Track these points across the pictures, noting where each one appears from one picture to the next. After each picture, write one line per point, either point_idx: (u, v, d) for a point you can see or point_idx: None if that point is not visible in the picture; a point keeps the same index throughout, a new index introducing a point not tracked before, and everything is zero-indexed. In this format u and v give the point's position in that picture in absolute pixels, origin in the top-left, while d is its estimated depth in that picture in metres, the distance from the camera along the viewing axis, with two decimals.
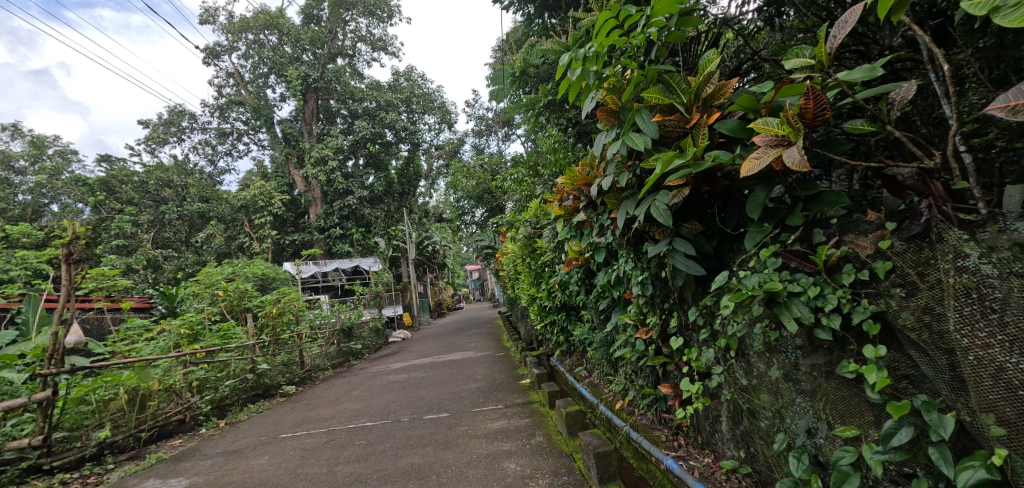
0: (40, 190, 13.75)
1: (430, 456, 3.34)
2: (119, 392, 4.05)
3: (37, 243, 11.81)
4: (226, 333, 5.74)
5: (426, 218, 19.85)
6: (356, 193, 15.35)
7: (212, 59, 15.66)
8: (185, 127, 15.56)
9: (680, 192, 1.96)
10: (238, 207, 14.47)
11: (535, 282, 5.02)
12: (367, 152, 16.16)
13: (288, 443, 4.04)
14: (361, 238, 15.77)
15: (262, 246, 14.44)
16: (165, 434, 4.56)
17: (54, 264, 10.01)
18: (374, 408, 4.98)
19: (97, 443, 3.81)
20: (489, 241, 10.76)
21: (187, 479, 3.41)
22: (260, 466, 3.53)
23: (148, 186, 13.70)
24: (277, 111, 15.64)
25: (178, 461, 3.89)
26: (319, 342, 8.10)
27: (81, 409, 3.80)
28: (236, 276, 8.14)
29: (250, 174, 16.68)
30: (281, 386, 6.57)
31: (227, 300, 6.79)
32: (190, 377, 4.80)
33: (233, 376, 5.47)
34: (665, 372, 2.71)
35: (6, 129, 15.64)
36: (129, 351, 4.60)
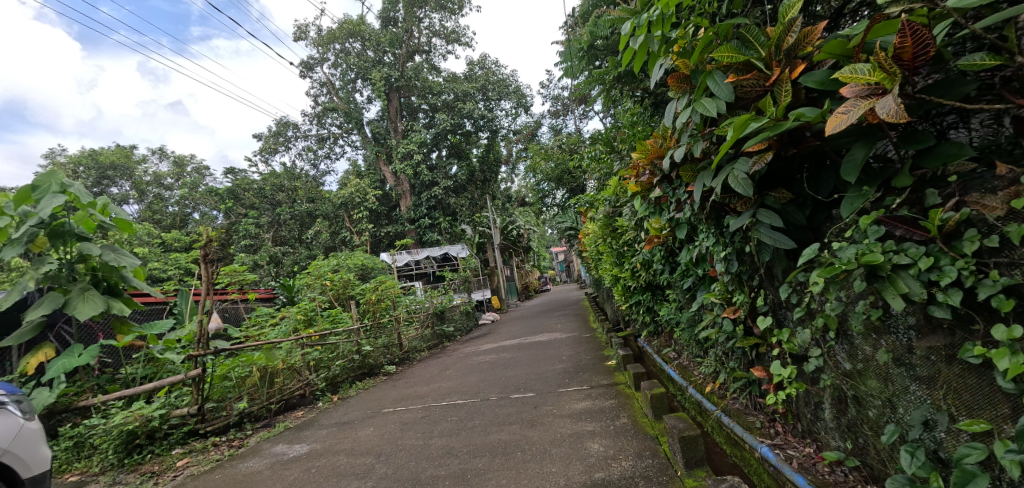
0: (185, 202, 16.28)
1: (516, 433, 3.45)
2: (252, 370, 4.69)
3: (185, 247, 14.07)
4: (335, 317, 6.40)
5: (508, 203, 20.24)
6: (441, 183, 16.12)
7: (307, 72, 17.15)
8: (291, 135, 17.36)
9: (761, 158, 1.78)
10: (340, 204, 15.90)
11: (616, 262, 4.91)
12: (450, 144, 16.87)
13: (390, 417, 4.43)
14: (449, 227, 16.63)
15: (361, 239, 15.74)
16: (291, 406, 5.24)
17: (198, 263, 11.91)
18: (465, 387, 5.26)
19: (237, 412, 4.49)
20: (571, 222, 10.67)
21: (308, 446, 3.90)
22: (367, 436, 3.92)
23: (265, 192, 15.60)
24: (365, 113, 16.78)
25: (302, 430, 4.46)
26: (415, 325, 8.75)
27: (225, 384, 4.48)
28: (340, 267, 8.97)
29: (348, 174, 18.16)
30: (383, 366, 7.22)
31: (334, 289, 7.59)
32: (308, 357, 5.47)
33: (343, 356, 6.13)
34: (758, 354, 2.50)
35: (156, 153, 18.72)
36: (259, 335, 5.37)
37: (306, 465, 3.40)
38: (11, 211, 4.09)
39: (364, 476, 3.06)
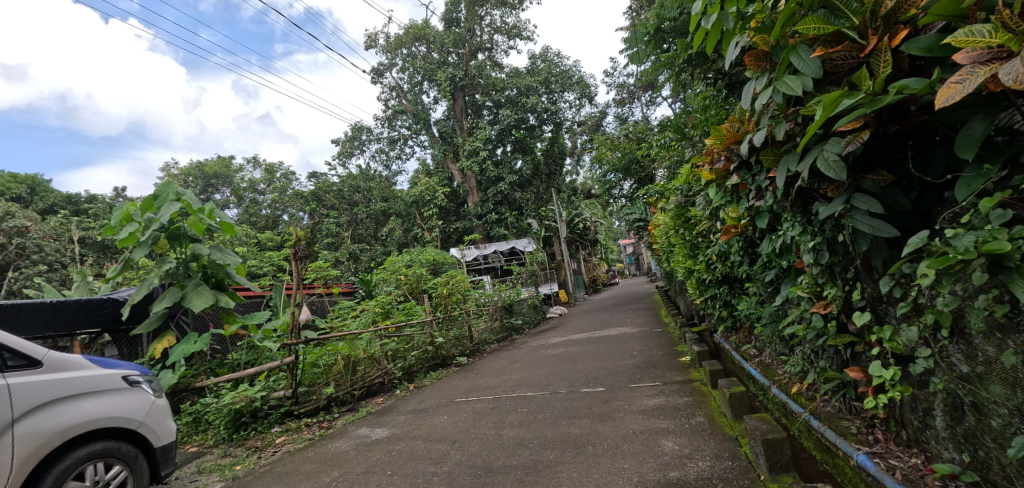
0: (275, 205, 17.82)
1: (586, 427, 3.44)
2: (338, 358, 5.05)
3: (277, 246, 15.42)
4: (409, 310, 6.71)
5: (574, 196, 20.04)
6: (507, 178, 16.33)
7: (378, 78, 18.02)
8: (365, 139, 18.33)
9: (856, 137, 1.61)
10: (411, 202, 16.60)
11: (690, 254, 4.69)
12: (514, 139, 17.00)
13: (463, 407, 4.58)
14: (515, 221, 16.82)
15: (432, 235, 16.32)
16: (372, 392, 5.59)
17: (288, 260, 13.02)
18: (534, 380, 5.31)
19: (326, 397, 4.86)
20: (639, 213, 10.36)
21: (388, 430, 4.14)
22: (442, 424, 4.09)
23: (344, 193, 16.66)
24: (432, 113, 17.33)
25: (382, 415, 4.74)
26: (484, 318, 8.95)
27: (314, 370, 4.86)
28: (413, 262, 9.36)
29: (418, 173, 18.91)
30: (455, 357, 7.48)
31: (408, 283, 7.98)
32: (386, 347, 5.79)
33: (418, 348, 6.43)
34: (853, 353, 2.28)
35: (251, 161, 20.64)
36: (342, 326, 5.77)
37: (387, 449, 3.61)
38: (139, 219, 4.72)
39: (440, 461, 3.19)
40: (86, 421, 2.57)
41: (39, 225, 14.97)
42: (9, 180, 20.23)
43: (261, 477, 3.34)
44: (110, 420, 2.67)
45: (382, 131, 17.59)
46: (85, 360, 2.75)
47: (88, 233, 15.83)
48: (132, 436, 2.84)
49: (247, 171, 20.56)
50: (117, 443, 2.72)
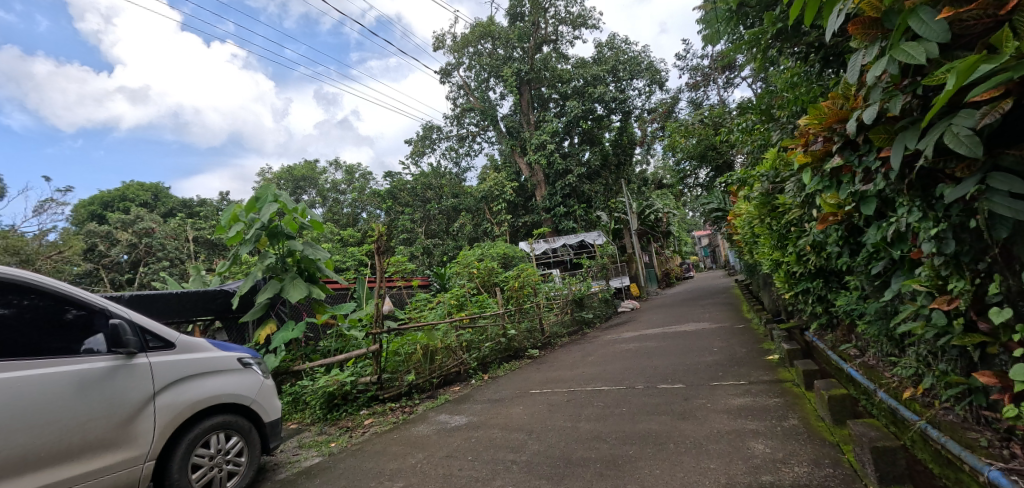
0: (355, 204, 18.98)
1: (667, 424, 3.33)
2: (417, 348, 5.29)
3: (358, 242, 16.43)
4: (482, 303, 6.87)
5: (644, 187, 19.39)
6: (575, 171, 16.16)
7: (446, 77, 18.51)
8: (436, 137, 18.93)
9: (995, 108, 1.40)
10: (480, 198, 16.94)
11: (778, 245, 4.35)
12: (582, 131, 16.77)
13: (537, 398, 4.63)
14: (584, 214, 16.61)
15: (501, 230, 16.54)
16: (450, 381, 5.80)
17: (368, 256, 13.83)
18: (608, 374, 5.23)
19: (407, 383, 5.12)
20: (717, 202, 9.80)
21: (466, 418, 4.28)
22: (518, 414, 4.15)
23: (417, 191, 17.36)
24: (499, 109, 17.52)
25: (460, 403, 4.91)
26: (555, 311, 8.95)
27: (396, 358, 5.13)
28: (484, 256, 9.56)
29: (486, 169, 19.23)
30: (527, 350, 7.56)
31: (480, 276, 8.17)
32: (462, 338, 5.98)
33: (491, 339, 6.58)
34: (984, 356, 2.00)
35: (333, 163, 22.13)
36: (420, 317, 6.05)
37: (467, 435, 3.74)
38: (244, 219, 5.23)
39: (518, 450, 3.25)
40: (211, 395, 2.93)
41: (162, 226, 17.12)
42: (138, 189, 23.30)
43: (353, 454, 3.60)
44: (228, 396, 3.01)
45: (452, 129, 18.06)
46: (206, 343, 3.10)
47: (201, 233, 17.84)
48: (245, 410, 3.18)
49: (330, 172, 22.08)
50: (236, 417, 3.08)
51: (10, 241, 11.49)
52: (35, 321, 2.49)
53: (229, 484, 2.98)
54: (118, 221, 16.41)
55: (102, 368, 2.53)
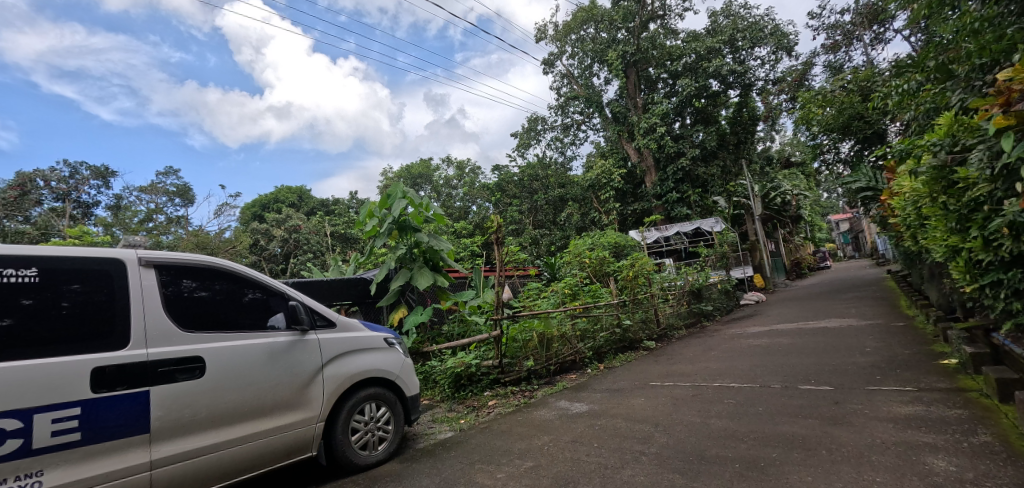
0: (466, 198, 19.91)
1: (815, 429, 3.01)
2: (534, 335, 5.43)
3: (470, 234, 17.25)
4: (595, 293, 6.81)
5: (769, 167, 17.50)
6: (689, 153, 15.15)
7: (549, 68, 18.45)
8: (541, 129, 19.03)
9: None
10: (587, 186, 16.70)
11: (957, 229, 3.53)
12: (695, 110, 15.69)
13: (659, 391, 4.49)
14: (699, 199, 15.53)
15: (609, 218, 16.23)
16: (565, 369, 5.88)
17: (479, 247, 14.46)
18: (737, 371, 4.87)
19: (526, 369, 5.30)
20: (864, 180, 8.50)
21: (587, 405, 4.31)
22: (641, 405, 4.07)
23: (524, 182, 17.66)
24: (604, 95, 17.02)
25: (578, 391, 4.95)
26: (671, 302, 8.54)
27: (515, 344, 5.33)
28: (595, 245, 9.43)
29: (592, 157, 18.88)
30: (643, 341, 7.35)
31: (592, 266, 8.10)
32: (577, 326, 6.00)
33: (605, 329, 6.52)
34: None
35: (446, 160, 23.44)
36: (534, 305, 6.20)
37: (590, 422, 3.78)
38: (378, 214, 5.77)
39: (646, 441, 3.19)
40: (366, 370, 3.37)
41: (306, 224, 19.66)
42: (286, 192, 27.09)
43: (483, 431, 3.85)
44: (378, 371, 3.44)
45: (556, 119, 17.96)
46: (358, 324, 3.54)
47: (337, 228, 20.16)
48: (392, 385, 3.59)
49: (443, 169, 23.43)
50: (384, 390, 3.51)
51: (200, 239, 14.11)
52: (227, 303, 2.93)
53: (381, 448, 3.43)
54: (274, 220, 19.20)
55: (284, 342, 3.02)
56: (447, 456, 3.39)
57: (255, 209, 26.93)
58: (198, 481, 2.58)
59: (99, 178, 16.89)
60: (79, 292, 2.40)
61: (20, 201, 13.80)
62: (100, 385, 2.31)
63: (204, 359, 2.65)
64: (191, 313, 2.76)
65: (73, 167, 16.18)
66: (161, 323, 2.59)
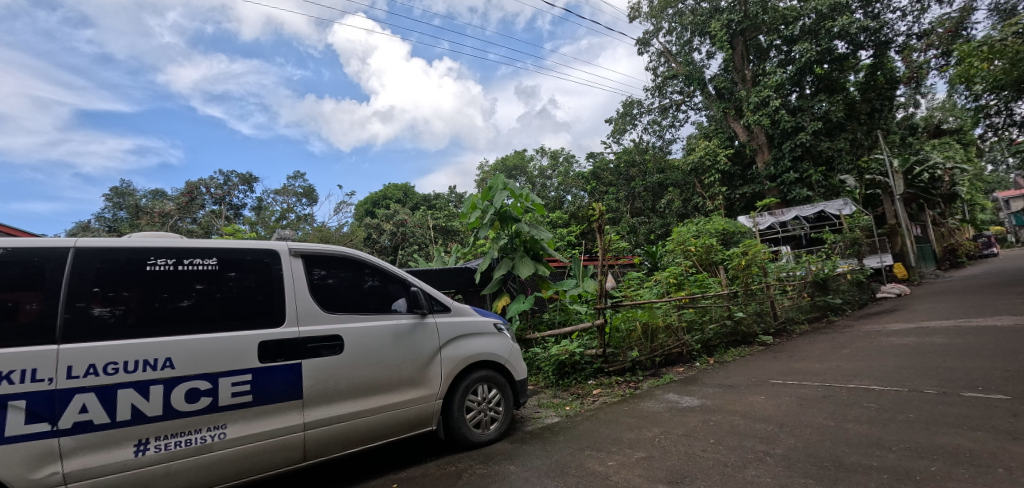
0: (560, 188, 19.88)
1: (987, 443, 2.56)
2: (638, 325, 5.28)
3: (565, 224, 17.24)
4: (702, 283, 6.42)
5: (912, 137, 15.02)
6: (809, 127, 13.55)
7: (645, 47, 17.58)
8: (637, 113, 18.23)
9: None
10: (689, 170, 15.78)
11: None
12: (816, 77, 13.99)
13: (782, 390, 4.13)
14: (822, 179, 13.85)
15: (715, 204, 15.26)
16: (672, 361, 5.66)
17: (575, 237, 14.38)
18: (877, 372, 4.30)
19: (631, 359, 5.19)
20: None
21: (698, 400, 4.11)
22: (760, 403, 3.79)
23: (620, 169, 17.17)
24: (707, 71, 15.82)
25: (687, 384, 4.74)
26: (790, 294, 7.75)
27: (619, 334, 5.24)
28: (700, 232, 8.86)
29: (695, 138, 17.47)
30: (758, 335, 6.80)
31: (698, 255, 7.66)
32: (683, 318, 5.72)
33: (716, 321, 6.14)
34: None
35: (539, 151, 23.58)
36: (636, 295, 6.03)
37: (703, 418, 3.60)
38: (481, 206, 5.97)
39: (770, 442, 2.97)
40: (478, 353, 3.57)
41: (411, 218, 21.04)
42: (393, 189, 29.23)
43: (589, 419, 3.87)
44: (488, 355, 3.62)
45: (653, 101, 17.05)
46: (470, 309, 3.75)
47: (439, 222, 21.36)
48: (501, 368, 3.77)
49: (537, 160, 23.60)
50: (495, 372, 3.69)
51: (324, 233, 15.84)
52: (355, 288, 3.27)
53: (493, 428, 3.61)
54: (384, 216, 20.84)
55: (406, 324, 3.30)
56: (555, 440, 3.47)
57: (366, 206, 29.44)
58: (340, 443, 2.95)
59: (245, 184, 19.68)
60: (237, 278, 2.83)
61: (190, 206, 16.58)
62: (264, 356, 2.72)
63: (342, 338, 2.99)
64: (329, 297, 3.12)
65: (226, 176, 19.01)
66: (307, 305, 2.97)
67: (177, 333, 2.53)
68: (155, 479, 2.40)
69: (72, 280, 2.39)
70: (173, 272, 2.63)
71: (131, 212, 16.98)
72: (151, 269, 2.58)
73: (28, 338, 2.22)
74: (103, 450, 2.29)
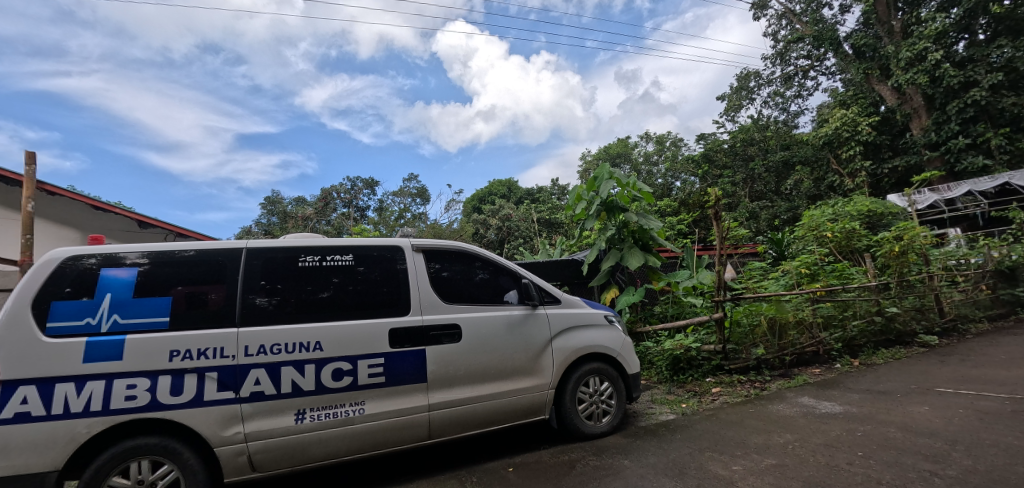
0: (668, 174, 18.85)
1: None
2: (762, 320, 4.82)
3: (674, 212, 16.35)
4: (842, 273, 5.64)
5: None
6: (984, 82, 11.13)
7: (762, 12, 15.86)
8: (755, 85, 16.53)
9: None
10: (821, 144, 13.38)
11: None
12: (993, 18, 11.48)
13: (952, 400, 3.50)
14: (1006, 144, 11.27)
15: (856, 181, 12.68)
16: (805, 361, 5.09)
17: (686, 226, 13.58)
18: None
19: (756, 357, 4.75)
20: None
21: (840, 406, 3.65)
22: (923, 415, 3.25)
23: (736, 150, 15.78)
24: (841, 28, 13.76)
25: (826, 388, 4.23)
26: (962, 286, 6.44)
27: (740, 329, 4.84)
28: (837, 215, 7.77)
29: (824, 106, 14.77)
30: (918, 334, 5.82)
31: (835, 241, 6.75)
32: (819, 312, 5.08)
33: (860, 317, 5.36)
34: None
35: (644, 136, 22.60)
36: (759, 287, 5.52)
37: (847, 427, 3.19)
38: (586, 197, 5.88)
39: (939, 461, 2.53)
40: (589, 345, 3.56)
41: (516, 212, 21.55)
42: (497, 185, 30.18)
43: (709, 419, 3.64)
44: (600, 347, 3.60)
45: (774, 70, 15.31)
46: (580, 301, 3.75)
47: (542, 215, 21.60)
48: (613, 361, 3.71)
49: (641, 146, 22.65)
50: (607, 365, 3.65)
51: (436, 229, 16.95)
52: (469, 280, 3.45)
53: (605, 421, 3.58)
54: (490, 211, 21.60)
55: (518, 315, 3.41)
56: (672, 438, 3.32)
57: (473, 202, 30.79)
58: (461, 425, 3.15)
59: (368, 187, 21.78)
60: (369, 272, 3.15)
61: (325, 209, 18.87)
62: (393, 342, 3.01)
63: (460, 327, 3.19)
64: (446, 288, 3.34)
65: (353, 181, 21.22)
66: (429, 296, 3.22)
67: (323, 320, 2.91)
68: (310, 444, 2.79)
69: (243, 274, 2.86)
70: (317, 267, 3.02)
71: (281, 216, 19.81)
72: (301, 265, 2.99)
73: (215, 322, 2.72)
74: (272, 416, 2.73)
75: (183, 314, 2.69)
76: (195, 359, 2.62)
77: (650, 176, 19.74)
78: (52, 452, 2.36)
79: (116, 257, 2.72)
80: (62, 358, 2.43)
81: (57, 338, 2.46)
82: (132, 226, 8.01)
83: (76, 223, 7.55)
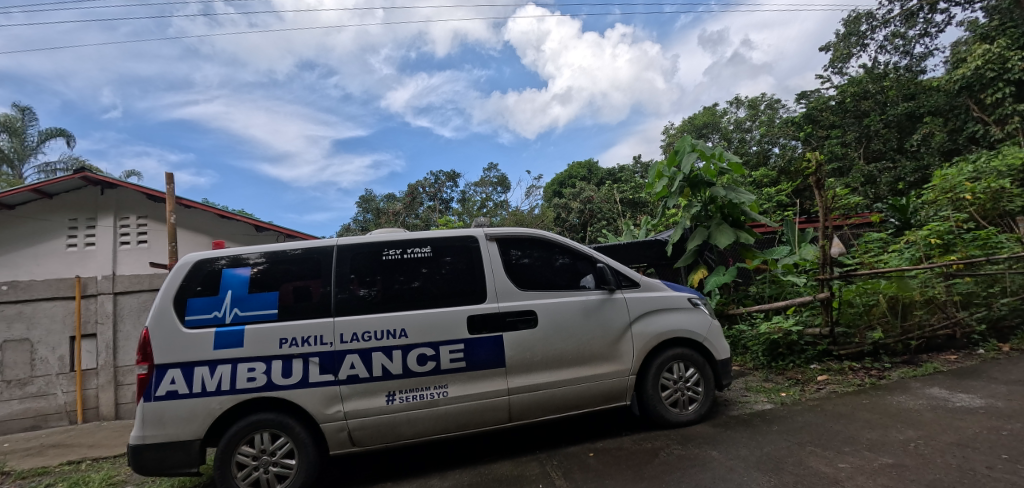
0: (764, 140, 17.21)
1: None
2: (881, 298, 4.24)
3: (772, 182, 14.93)
4: (987, 242, 4.75)
5: None
6: None
7: None
8: (868, 29, 14.32)
9: None
10: (958, 89, 11.26)
11: None
12: None
13: None
14: None
15: (1006, 130, 10.43)
16: (936, 346, 4.44)
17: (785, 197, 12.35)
18: None
19: (872, 342, 4.21)
20: None
21: (982, 399, 3.11)
22: None
23: (846, 106, 13.95)
24: None
25: (963, 378, 3.63)
26: None
27: (852, 309, 4.30)
28: (982, 172, 6.51)
29: (961, 43, 12.25)
30: None
31: (978, 205, 5.72)
32: (955, 289, 4.33)
33: (1013, 293, 4.50)
34: None
35: (734, 102, 20.77)
36: (877, 262, 4.87)
37: (989, 424, 2.72)
38: (667, 174, 5.53)
39: None
40: (671, 329, 3.41)
41: (597, 194, 21.05)
42: (577, 167, 29.72)
43: (812, 410, 3.31)
44: (683, 332, 3.42)
45: (891, 7, 13.12)
46: (662, 284, 3.59)
47: (625, 195, 20.90)
48: (698, 347, 3.52)
49: (731, 113, 20.88)
50: (692, 350, 3.47)
51: (517, 216, 17.20)
52: (545, 266, 3.45)
53: (692, 408, 3.42)
54: (571, 194, 21.29)
55: (595, 299, 3.36)
56: (768, 429, 3.07)
57: (554, 187, 30.69)
58: (541, 409, 3.20)
59: (451, 180, 22.61)
60: (450, 262, 3.28)
61: (413, 203, 20.01)
62: (472, 328, 3.12)
63: (536, 312, 3.22)
64: (523, 275, 3.37)
65: (436, 175, 22.15)
66: (505, 283, 3.28)
67: (408, 308, 3.11)
68: (400, 423, 3.01)
69: (337, 268, 3.13)
70: (400, 259, 3.21)
71: (375, 213, 21.36)
72: (385, 258, 3.21)
73: (316, 312, 3.02)
74: (366, 397, 2.98)
75: (291, 307, 3.02)
76: (301, 345, 2.94)
77: (743, 144, 18.15)
78: (195, 424, 2.82)
79: (238, 258, 3.12)
80: (198, 346, 2.87)
81: (193, 329, 2.90)
82: (251, 230, 9.15)
83: (208, 230, 8.81)
